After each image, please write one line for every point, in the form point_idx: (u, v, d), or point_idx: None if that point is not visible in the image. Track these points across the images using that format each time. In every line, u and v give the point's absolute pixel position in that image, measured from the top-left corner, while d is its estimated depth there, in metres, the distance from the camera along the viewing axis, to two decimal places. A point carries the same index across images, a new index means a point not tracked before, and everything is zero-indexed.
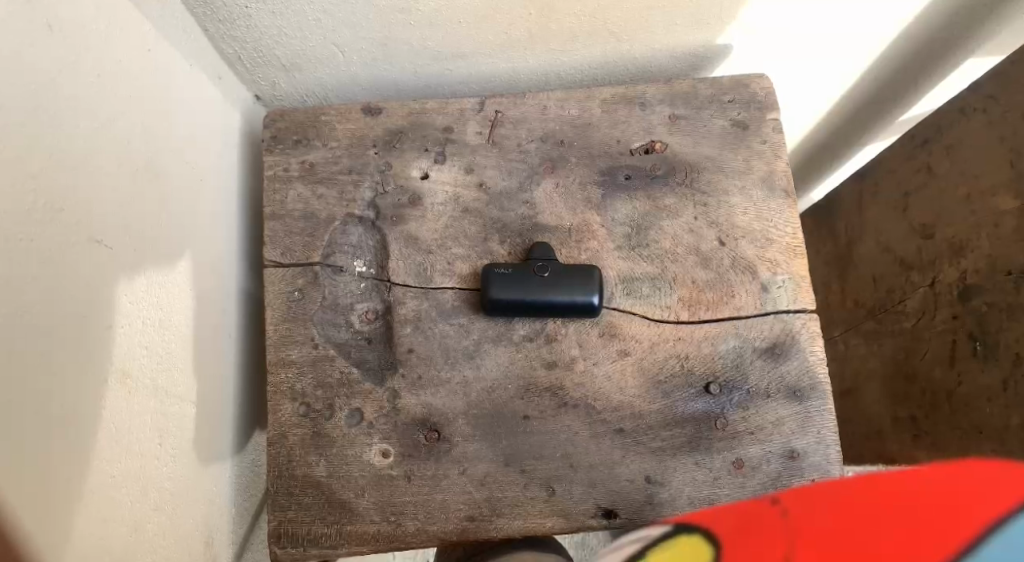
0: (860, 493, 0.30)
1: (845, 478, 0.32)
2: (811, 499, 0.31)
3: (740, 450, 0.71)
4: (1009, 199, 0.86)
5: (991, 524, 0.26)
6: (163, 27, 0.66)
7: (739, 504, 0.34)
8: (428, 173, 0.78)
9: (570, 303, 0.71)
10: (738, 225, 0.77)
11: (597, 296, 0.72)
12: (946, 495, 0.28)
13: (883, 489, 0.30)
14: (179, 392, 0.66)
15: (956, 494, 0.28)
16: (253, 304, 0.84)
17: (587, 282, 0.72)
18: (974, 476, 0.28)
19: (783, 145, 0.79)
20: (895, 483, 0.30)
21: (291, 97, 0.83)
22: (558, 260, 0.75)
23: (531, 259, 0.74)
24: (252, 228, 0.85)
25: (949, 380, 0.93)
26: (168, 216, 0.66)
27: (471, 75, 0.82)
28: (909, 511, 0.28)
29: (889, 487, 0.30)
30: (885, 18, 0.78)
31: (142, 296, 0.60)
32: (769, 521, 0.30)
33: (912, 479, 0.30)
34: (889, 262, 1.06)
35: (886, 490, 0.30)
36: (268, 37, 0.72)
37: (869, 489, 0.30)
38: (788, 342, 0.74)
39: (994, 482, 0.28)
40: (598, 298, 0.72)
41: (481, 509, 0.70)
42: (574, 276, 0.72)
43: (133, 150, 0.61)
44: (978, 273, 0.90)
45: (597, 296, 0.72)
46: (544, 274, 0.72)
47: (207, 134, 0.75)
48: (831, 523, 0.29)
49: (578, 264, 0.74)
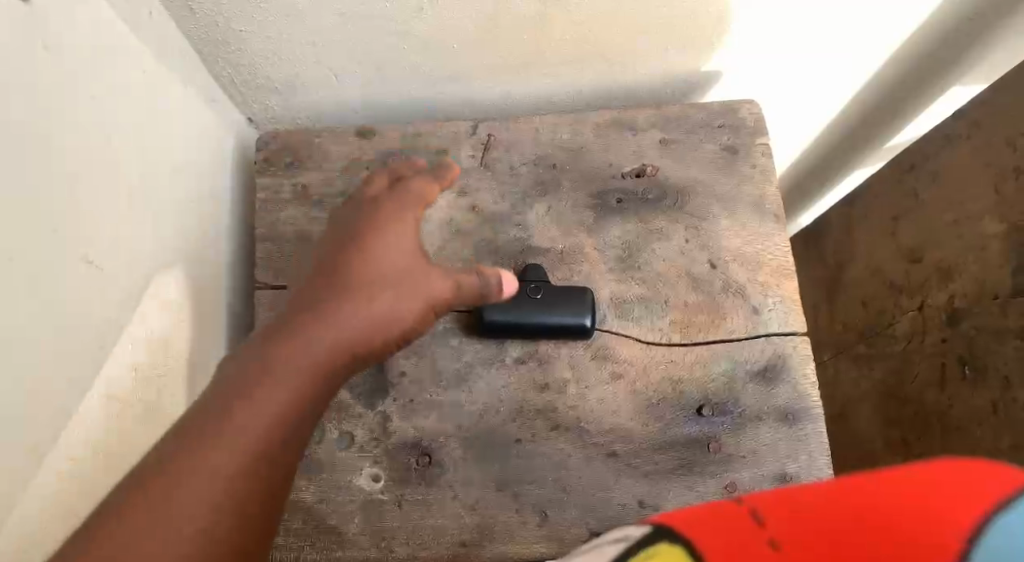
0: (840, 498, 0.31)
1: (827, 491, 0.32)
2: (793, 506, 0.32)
3: (733, 474, 0.70)
4: (995, 224, 1.01)
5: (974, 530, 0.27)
6: (160, 52, 0.67)
7: (721, 514, 0.34)
8: (422, 196, 0.79)
9: (563, 325, 0.72)
10: (730, 248, 0.77)
11: (587, 319, 0.72)
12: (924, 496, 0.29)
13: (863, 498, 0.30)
14: (171, 414, 0.65)
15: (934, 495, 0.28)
16: (245, 326, 0.83)
17: (580, 304, 0.72)
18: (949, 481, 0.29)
19: (771, 169, 0.80)
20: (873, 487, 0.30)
21: (284, 120, 0.84)
22: (550, 281, 0.75)
23: (524, 279, 0.74)
24: (244, 250, 0.84)
25: (940, 403, 1.02)
26: (163, 236, 0.66)
27: (466, 99, 0.83)
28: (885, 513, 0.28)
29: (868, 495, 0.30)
30: (871, 49, 0.80)
31: (133, 314, 0.60)
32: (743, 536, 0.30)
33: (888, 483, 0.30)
34: (880, 286, 1.14)
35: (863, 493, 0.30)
36: (262, 61, 0.72)
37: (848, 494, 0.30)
38: (779, 364, 0.74)
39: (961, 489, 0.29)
40: (591, 320, 0.72)
41: (472, 535, 0.69)
42: (566, 298, 0.72)
43: (128, 171, 0.61)
44: (966, 296, 1.02)
45: (590, 318, 0.72)
46: (537, 295, 0.72)
47: (202, 155, 0.75)
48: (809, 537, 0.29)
49: (570, 287, 0.74)
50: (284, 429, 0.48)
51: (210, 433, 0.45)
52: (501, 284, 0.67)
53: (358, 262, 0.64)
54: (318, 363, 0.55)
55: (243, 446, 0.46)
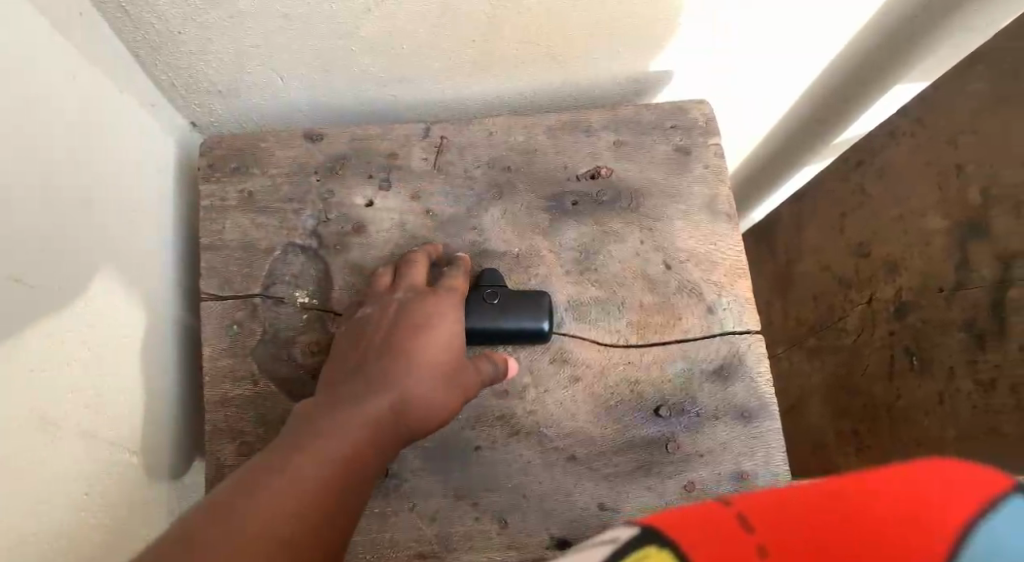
0: (829, 499, 0.37)
1: (814, 490, 0.39)
2: (788, 507, 0.38)
3: (691, 473, 0.71)
4: (939, 219, 1.06)
5: (963, 525, 0.34)
6: (92, 56, 0.64)
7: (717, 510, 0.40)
8: (373, 200, 0.77)
9: (520, 329, 0.71)
10: (684, 248, 0.77)
11: (547, 321, 0.71)
12: (902, 504, 0.36)
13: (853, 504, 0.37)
14: (113, 435, 0.62)
15: (912, 501, 0.36)
16: (194, 338, 0.80)
17: (536, 308, 0.71)
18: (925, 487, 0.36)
19: (724, 169, 0.80)
20: (858, 492, 0.37)
21: (229, 123, 0.81)
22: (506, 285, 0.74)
23: (480, 284, 0.73)
24: (189, 259, 0.81)
25: (889, 395, 1.05)
26: (100, 248, 0.63)
27: (417, 101, 0.82)
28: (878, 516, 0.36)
29: (857, 502, 0.37)
30: (815, 50, 0.82)
31: (70, 332, 0.58)
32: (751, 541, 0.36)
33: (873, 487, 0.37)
34: (826, 281, 1.16)
35: (849, 498, 0.37)
36: (202, 64, 0.70)
37: (838, 499, 0.37)
38: (735, 363, 0.74)
39: (938, 491, 0.36)
40: (548, 323, 0.71)
41: (432, 545, 0.68)
42: (522, 302, 0.71)
43: (58, 182, 0.58)
44: (912, 289, 1.06)
45: (547, 322, 0.71)
46: (493, 301, 0.71)
47: (141, 162, 0.72)
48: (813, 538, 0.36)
49: (528, 292, 0.73)
50: (329, 511, 0.50)
51: (274, 490, 0.49)
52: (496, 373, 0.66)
53: (411, 334, 0.63)
54: (352, 451, 0.54)
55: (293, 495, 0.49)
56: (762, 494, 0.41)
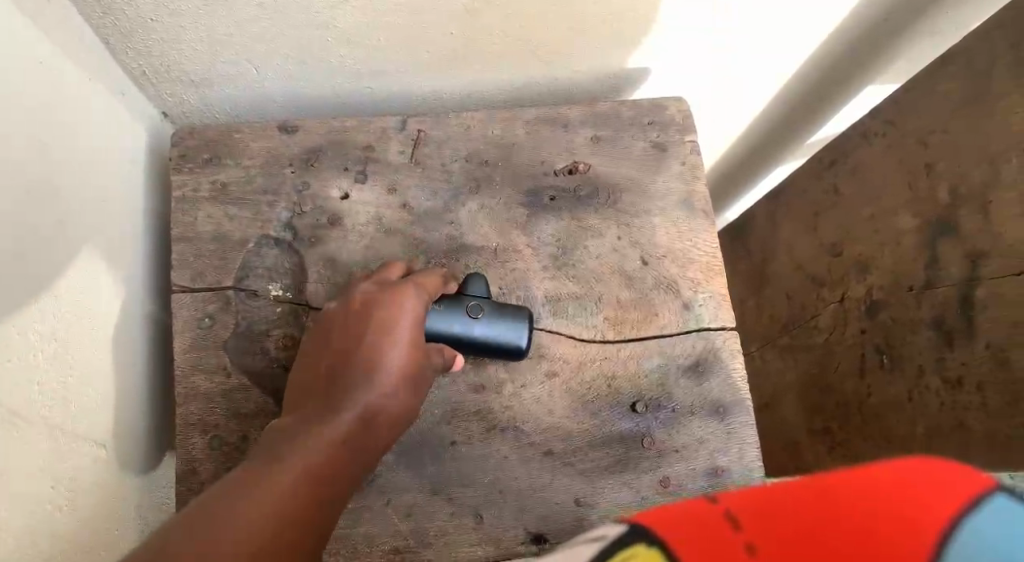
0: (813, 497, 0.34)
1: (801, 488, 0.36)
2: (770, 509, 0.35)
3: (667, 469, 0.71)
4: (909, 218, 0.99)
5: (951, 523, 0.30)
6: (60, 41, 0.62)
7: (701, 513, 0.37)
8: (349, 193, 0.76)
9: (496, 346, 0.70)
10: (660, 244, 0.78)
11: (525, 343, 0.71)
12: (887, 498, 0.32)
13: (835, 501, 0.33)
14: (80, 428, 0.61)
15: (899, 496, 0.32)
16: (165, 332, 0.79)
17: (517, 326, 0.70)
18: (914, 481, 0.33)
19: (701, 166, 0.81)
20: (842, 488, 0.34)
21: (202, 114, 0.80)
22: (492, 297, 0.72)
23: (466, 293, 0.71)
24: (160, 251, 0.79)
25: (860, 392, 1.06)
26: (67, 237, 0.62)
27: (394, 93, 0.81)
28: (861, 514, 0.32)
29: (841, 499, 0.33)
30: (791, 49, 0.83)
31: (36, 323, 0.56)
32: (729, 544, 0.33)
33: (859, 482, 0.34)
34: (801, 280, 1.20)
35: (833, 495, 0.34)
36: (174, 52, 0.68)
37: (822, 496, 0.34)
38: (710, 359, 0.75)
39: (929, 484, 0.32)
40: (526, 343, 0.71)
41: (407, 540, 0.67)
42: (503, 319, 0.70)
43: (24, 170, 0.56)
44: (883, 287, 1.03)
45: (526, 341, 0.70)
46: (476, 314, 0.69)
47: (111, 150, 0.70)
48: (794, 542, 0.32)
49: (512, 305, 0.72)
50: (298, 530, 0.52)
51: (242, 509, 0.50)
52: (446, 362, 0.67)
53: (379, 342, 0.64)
54: (318, 471, 0.56)
55: (273, 517, 0.51)
56: (749, 494, 0.38)
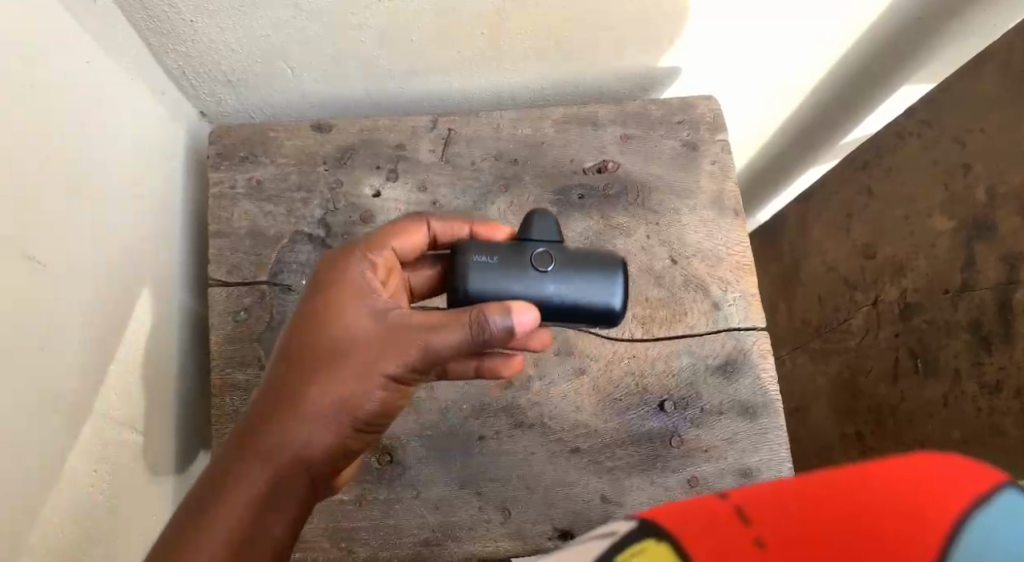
0: (815, 492, 0.26)
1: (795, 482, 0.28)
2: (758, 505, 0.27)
3: (694, 468, 0.71)
4: (944, 221, 0.99)
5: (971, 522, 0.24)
6: (103, 41, 0.64)
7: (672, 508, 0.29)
8: (381, 191, 0.77)
9: (584, 309, 0.56)
10: (690, 244, 0.78)
11: (621, 307, 0.57)
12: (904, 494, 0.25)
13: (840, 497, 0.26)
14: (118, 416, 0.63)
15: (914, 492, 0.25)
16: (201, 325, 0.81)
17: (607, 282, 0.56)
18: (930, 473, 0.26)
19: (732, 165, 0.81)
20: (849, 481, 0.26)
21: (239, 114, 0.82)
22: (561, 241, 0.58)
23: (528, 239, 0.57)
24: (197, 246, 0.81)
25: (892, 396, 1.05)
26: (109, 231, 0.64)
27: (425, 93, 0.82)
28: (879, 507, 0.25)
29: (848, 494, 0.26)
30: (824, 47, 0.81)
31: (79, 314, 0.58)
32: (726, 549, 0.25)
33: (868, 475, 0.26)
34: (833, 282, 1.18)
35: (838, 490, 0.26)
36: (212, 52, 0.70)
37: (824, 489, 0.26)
38: (740, 359, 0.74)
39: (940, 479, 0.25)
40: (621, 304, 0.56)
41: (435, 533, 0.68)
42: (588, 276, 0.56)
43: (70, 166, 0.58)
44: (917, 290, 1.03)
45: (620, 301, 0.56)
46: (548, 267, 0.55)
47: (150, 148, 0.72)
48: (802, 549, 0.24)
49: (596, 255, 0.57)
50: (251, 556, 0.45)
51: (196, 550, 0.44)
52: (513, 325, 0.48)
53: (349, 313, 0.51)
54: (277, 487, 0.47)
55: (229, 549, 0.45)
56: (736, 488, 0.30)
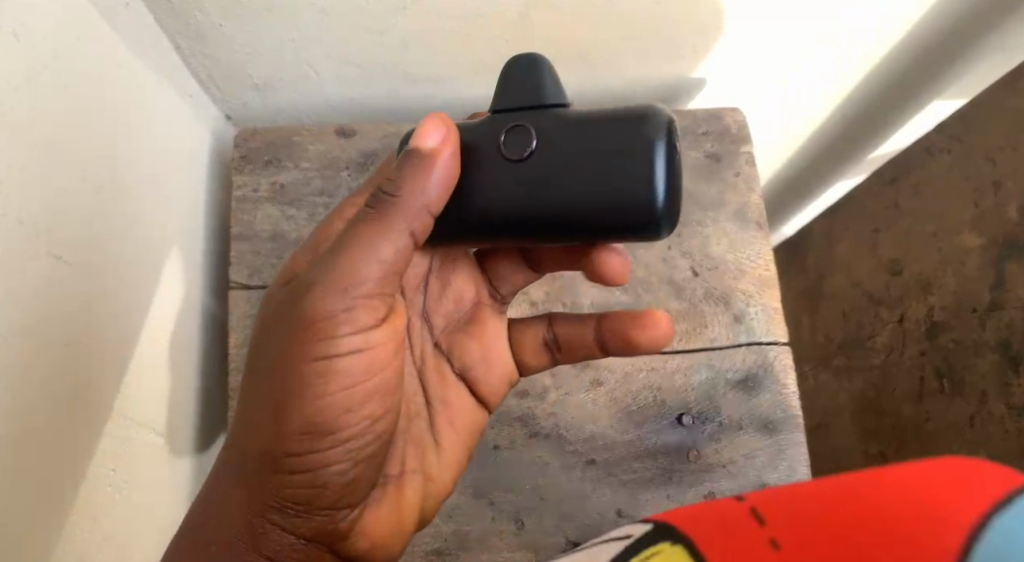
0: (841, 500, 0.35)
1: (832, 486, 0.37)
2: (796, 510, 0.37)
3: (712, 484, 0.69)
4: (973, 238, 1.09)
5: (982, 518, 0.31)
6: (135, 44, 0.66)
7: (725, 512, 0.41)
8: None
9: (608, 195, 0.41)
10: (711, 255, 0.77)
11: (661, 197, 0.41)
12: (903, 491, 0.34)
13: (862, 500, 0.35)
14: (138, 415, 0.63)
15: (942, 493, 0.33)
16: (220, 326, 0.81)
17: (627, 146, 0.41)
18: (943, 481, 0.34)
19: (755, 178, 0.80)
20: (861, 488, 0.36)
21: (263, 118, 0.83)
22: (551, 121, 0.44)
23: (505, 132, 0.45)
24: (219, 248, 0.82)
25: (918, 416, 1.06)
26: (134, 230, 0.64)
27: (449, 100, 0.82)
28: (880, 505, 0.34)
29: (867, 498, 0.35)
30: (852, 60, 0.80)
31: (103, 310, 0.59)
32: (754, 541, 0.36)
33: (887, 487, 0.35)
34: (856, 298, 1.17)
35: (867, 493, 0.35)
36: (240, 56, 0.71)
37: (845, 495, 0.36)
38: (761, 373, 0.73)
39: (953, 485, 0.33)
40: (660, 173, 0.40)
41: (447, 542, 0.68)
42: (591, 142, 0.42)
43: (99, 165, 0.59)
44: (946, 307, 1.08)
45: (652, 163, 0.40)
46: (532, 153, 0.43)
47: (176, 150, 0.73)
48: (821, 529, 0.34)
49: (611, 121, 0.42)
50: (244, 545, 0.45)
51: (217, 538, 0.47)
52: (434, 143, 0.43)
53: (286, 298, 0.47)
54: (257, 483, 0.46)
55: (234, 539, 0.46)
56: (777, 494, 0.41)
